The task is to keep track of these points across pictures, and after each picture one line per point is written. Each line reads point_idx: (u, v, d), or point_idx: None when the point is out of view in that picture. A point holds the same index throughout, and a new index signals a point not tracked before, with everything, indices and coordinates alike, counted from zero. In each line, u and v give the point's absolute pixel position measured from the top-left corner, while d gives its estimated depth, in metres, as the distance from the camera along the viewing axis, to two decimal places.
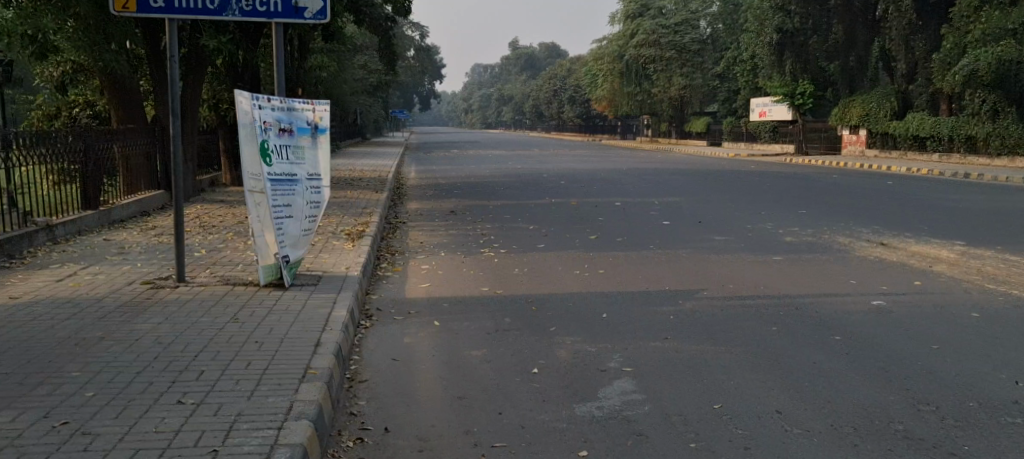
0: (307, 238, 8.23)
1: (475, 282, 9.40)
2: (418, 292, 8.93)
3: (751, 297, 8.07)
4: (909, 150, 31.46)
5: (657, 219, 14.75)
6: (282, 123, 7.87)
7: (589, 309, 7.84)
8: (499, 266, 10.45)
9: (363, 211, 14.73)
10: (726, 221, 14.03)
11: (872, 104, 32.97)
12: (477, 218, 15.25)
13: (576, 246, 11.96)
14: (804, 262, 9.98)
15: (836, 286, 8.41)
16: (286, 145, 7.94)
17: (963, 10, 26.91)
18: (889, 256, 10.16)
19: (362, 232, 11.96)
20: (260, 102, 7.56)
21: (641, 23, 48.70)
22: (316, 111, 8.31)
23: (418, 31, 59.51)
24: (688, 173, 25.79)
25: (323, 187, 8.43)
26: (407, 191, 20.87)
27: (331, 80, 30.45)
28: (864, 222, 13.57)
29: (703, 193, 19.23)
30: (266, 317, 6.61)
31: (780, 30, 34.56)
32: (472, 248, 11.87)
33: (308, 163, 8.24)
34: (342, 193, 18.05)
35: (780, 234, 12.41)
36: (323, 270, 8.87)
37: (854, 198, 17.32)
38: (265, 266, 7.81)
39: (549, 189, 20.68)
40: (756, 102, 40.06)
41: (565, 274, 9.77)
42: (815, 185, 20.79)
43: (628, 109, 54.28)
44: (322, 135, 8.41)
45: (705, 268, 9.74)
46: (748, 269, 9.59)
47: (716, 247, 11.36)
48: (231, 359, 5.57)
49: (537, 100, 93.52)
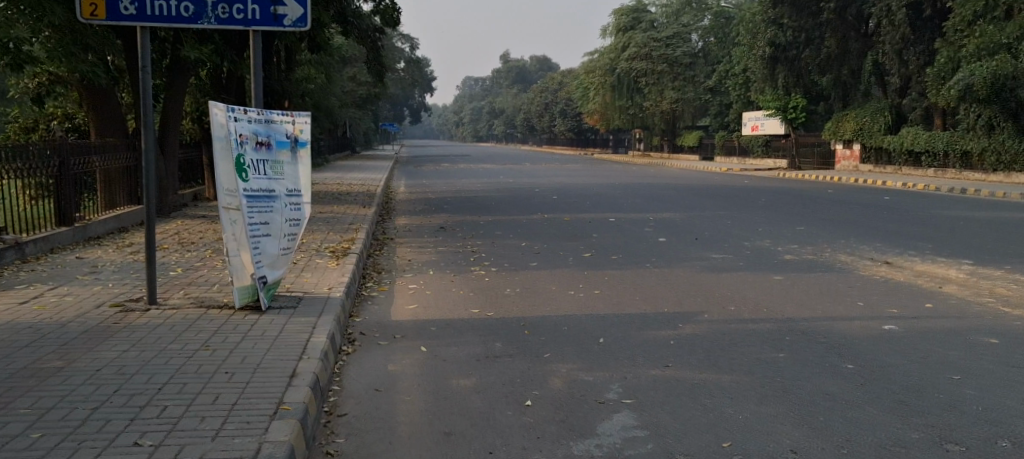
0: (286, 256, 7.83)
1: (464, 303, 9.01)
2: (405, 313, 8.53)
3: (753, 320, 7.68)
4: (903, 165, 31.19)
5: (652, 235, 14.39)
6: (259, 136, 7.49)
7: (584, 333, 7.45)
8: (489, 286, 10.05)
9: (350, 227, 14.33)
10: (723, 238, 13.68)
11: (866, 119, 32.77)
12: (468, 233, 14.86)
13: (568, 263, 11.57)
14: (806, 282, 9.61)
15: (844, 309, 8.05)
16: (263, 160, 7.55)
17: (956, 24, 26.76)
18: (895, 275, 9.83)
19: (347, 249, 11.54)
20: (235, 114, 7.19)
21: (633, 37, 48.71)
22: (296, 123, 7.92)
23: (409, 44, 59.21)
24: (681, 188, 25.45)
25: (304, 204, 8.01)
26: (397, 205, 20.46)
27: (320, 93, 30.04)
28: (865, 238, 13.27)
29: (698, 208, 18.92)
30: (240, 343, 6.20)
31: (773, 44, 34.65)
32: (461, 266, 11.46)
33: (287, 178, 7.84)
34: (330, 208, 17.63)
35: (780, 251, 12.06)
36: (304, 291, 8.46)
37: (851, 214, 17.01)
38: (240, 288, 7.41)
39: (541, 203, 20.33)
40: (747, 116, 40.02)
41: (558, 294, 9.37)
42: (811, 200, 20.51)
43: (619, 123, 54.01)
44: (302, 149, 8.00)
45: (704, 288, 9.36)
46: (749, 289, 9.21)
47: (715, 265, 10.99)
48: (197, 392, 5.16)
49: (529, 113, 93.28)
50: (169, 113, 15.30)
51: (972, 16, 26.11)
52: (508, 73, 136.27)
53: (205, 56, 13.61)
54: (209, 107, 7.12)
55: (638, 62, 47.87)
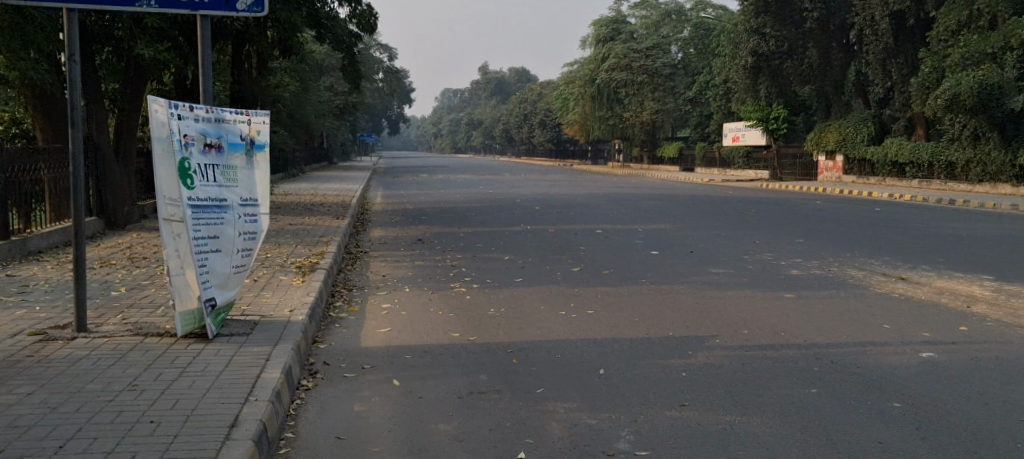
0: (239, 276, 6.83)
1: (442, 325, 8.07)
2: (375, 339, 7.55)
3: (772, 347, 6.78)
4: (887, 175, 30.54)
5: (644, 248, 13.49)
6: (207, 136, 6.53)
7: (581, 363, 6.52)
8: (470, 305, 9.09)
9: (319, 240, 13.35)
10: (719, 251, 12.79)
11: (851, 129, 32.13)
12: (446, 247, 13.93)
13: (555, 279, 10.63)
14: (819, 301, 8.72)
15: (869, 334, 7.15)
16: (213, 164, 6.59)
17: (939, 36, 26.12)
18: (915, 292, 8.95)
19: (314, 264, 10.54)
20: (179, 111, 6.30)
21: (613, 46, 47.93)
22: (254, 123, 6.92)
23: (386, 53, 58.14)
24: (666, 199, 24.66)
25: (262, 215, 6.99)
26: (372, 216, 19.48)
27: (294, 102, 29.02)
28: (871, 252, 12.42)
29: (689, 220, 18.04)
30: (174, 384, 5.21)
31: (756, 53, 33.57)
32: (440, 283, 10.50)
33: (241, 185, 6.84)
34: (299, 219, 16.62)
35: (784, 266, 11.19)
36: (261, 315, 7.47)
37: (846, 226, 16.22)
38: (183, 313, 6.41)
39: (523, 215, 19.41)
40: (729, 126, 39.26)
41: (548, 314, 8.42)
42: (803, 211, 19.69)
43: (598, 134, 53.14)
44: (259, 153, 6.99)
45: (708, 308, 8.47)
46: (757, 309, 8.31)
47: (717, 281, 10.10)
48: (108, 452, 4.18)
49: (507, 124, 92.50)
50: (124, 118, 14.33)
51: (957, 25, 25.52)
52: (486, 84, 135.63)
53: (159, 55, 12.84)
54: (147, 103, 6.21)
55: (618, 72, 47.12)
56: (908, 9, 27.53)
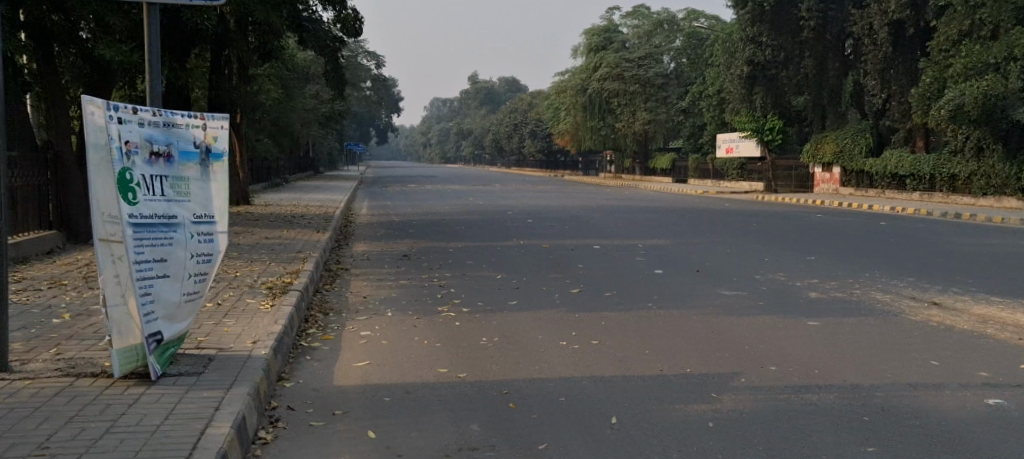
0: (190, 305, 5.89)
1: (426, 359, 7.14)
2: (350, 376, 6.63)
3: (809, 388, 5.90)
4: (886, 188, 29.64)
5: (646, 267, 12.58)
6: (154, 143, 5.62)
7: (590, 409, 5.62)
8: (459, 333, 8.15)
9: (297, 256, 12.40)
10: (728, 270, 11.88)
11: (848, 141, 31.33)
12: (433, 263, 12.99)
13: (552, 303, 9.69)
14: (849, 329, 7.81)
15: (914, 372, 6.26)
16: (159, 175, 5.66)
17: (940, 46, 25.39)
18: (956, 321, 8.07)
19: (287, 285, 9.60)
20: (118, 113, 5.39)
21: (605, 56, 47.15)
22: (210, 128, 6.00)
23: (374, 60, 57.11)
24: (662, 211, 23.82)
25: (219, 233, 6.05)
26: (357, 229, 18.52)
27: (279, 109, 28.11)
28: (892, 272, 11.52)
29: (690, 235, 17.13)
30: (96, 445, 4.33)
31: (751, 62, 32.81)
32: (427, 306, 9.54)
33: (194, 199, 5.90)
34: (278, 232, 15.64)
35: (801, 287, 10.27)
36: (218, 349, 6.55)
37: (856, 241, 15.34)
38: (121, 351, 5.49)
39: (515, 228, 18.47)
40: (722, 138, 38.23)
41: (546, 345, 7.50)
42: (807, 225, 18.80)
43: (590, 144, 52.26)
44: (216, 163, 6.05)
45: (725, 337, 7.57)
46: (781, 340, 7.40)
47: (731, 304, 9.22)
48: None
49: (497, 134, 91.65)
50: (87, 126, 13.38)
51: (959, 34, 24.71)
52: (477, 93, 134.75)
53: (124, 58, 11.96)
54: (82, 103, 5.30)
55: (610, 82, 46.17)
56: (906, 19, 26.59)
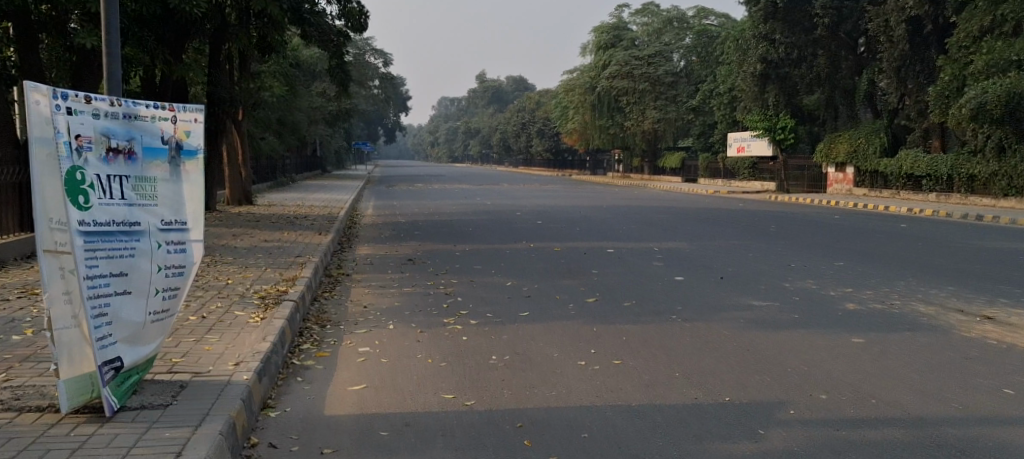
0: (155, 324, 5.19)
1: (430, 381, 6.37)
2: (344, 402, 5.89)
3: (868, 421, 5.12)
4: (901, 189, 28.53)
5: (666, 272, 11.77)
6: (113, 137, 4.93)
7: (617, 451, 4.88)
8: (467, 349, 7.35)
9: (294, 261, 11.61)
10: (755, 277, 11.02)
11: (862, 141, 30.28)
12: (439, 268, 12.19)
13: (567, 314, 8.89)
14: (899, 345, 6.96)
15: (985, 401, 5.45)
16: (117, 176, 4.95)
17: (960, 42, 24.26)
18: (1017, 338, 7.23)
19: (281, 294, 8.82)
20: (63, 101, 4.69)
21: (614, 54, 46.33)
22: (181, 120, 5.27)
23: (382, 58, 56.32)
24: (675, 212, 22.97)
25: (192, 242, 5.32)
26: (359, 231, 17.69)
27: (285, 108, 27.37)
28: (931, 279, 10.64)
29: (708, 237, 16.28)
30: None
31: (764, 60, 31.76)
32: (430, 317, 8.72)
33: (162, 203, 5.17)
34: (276, 235, 14.89)
35: (836, 295, 9.40)
36: (195, 372, 5.84)
37: (884, 244, 14.46)
38: (70, 380, 4.82)
39: (524, 230, 17.70)
40: (733, 137, 37.29)
41: (562, 364, 6.75)
42: (828, 227, 17.91)
43: (599, 143, 51.28)
44: (189, 160, 5.31)
45: (763, 356, 6.75)
46: (826, 358, 6.59)
47: (761, 316, 8.39)
48: None
49: (505, 132, 90.82)
50: None
51: (979, 31, 23.54)
52: (484, 92, 133.87)
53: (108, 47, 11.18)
54: (24, 91, 4.64)
55: (620, 80, 45.24)
56: (925, 16, 25.44)
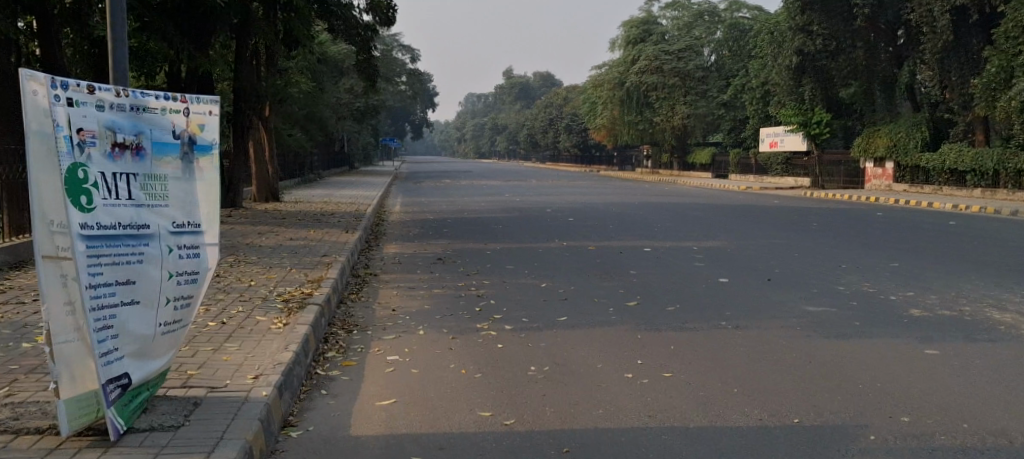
0: (166, 337, 4.72)
1: (465, 396, 5.86)
2: (373, 420, 5.40)
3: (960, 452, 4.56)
4: (944, 184, 27.66)
5: (709, 274, 11.17)
6: (119, 131, 4.45)
7: None
8: (504, 359, 6.83)
9: (320, 260, 11.15)
10: (805, 279, 10.40)
11: (902, 134, 29.44)
12: (469, 268, 11.67)
13: (608, 319, 8.35)
14: (978, 357, 6.35)
15: None
16: (122, 173, 4.47)
17: (1004, 33, 23.27)
18: None
19: (306, 296, 8.35)
20: (60, 91, 4.20)
21: (643, 48, 45.56)
22: (194, 113, 4.79)
23: (409, 54, 55.87)
24: (709, 209, 22.32)
25: (207, 245, 4.84)
26: (388, 228, 17.22)
27: (311, 104, 26.97)
28: (993, 281, 9.98)
29: (747, 236, 15.64)
30: None
31: (800, 52, 30.65)
32: (464, 322, 8.21)
33: (173, 203, 4.69)
34: (304, 232, 14.45)
35: (895, 299, 8.79)
36: (211, 386, 5.36)
37: (934, 243, 13.78)
38: (70, 400, 4.35)
39: (555, 228, 17.16)
40: (766, 132, 36.50)
41: (608, 377, 6.22)
42: (871, 225, 17.20)
43: (627, 139, 50.49)
44: (203, 156, 4.83)
45: (828, 369, 6.18)
46: (900, 372, 6.01)
47: (819, 323, 7.81)
48: None
49: (532, 129, 90.17)
50: None
51: None
52: (510, 88, 133.30)
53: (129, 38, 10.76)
54: (20, 79, 4.16)
55: (649, 75, 44.43)
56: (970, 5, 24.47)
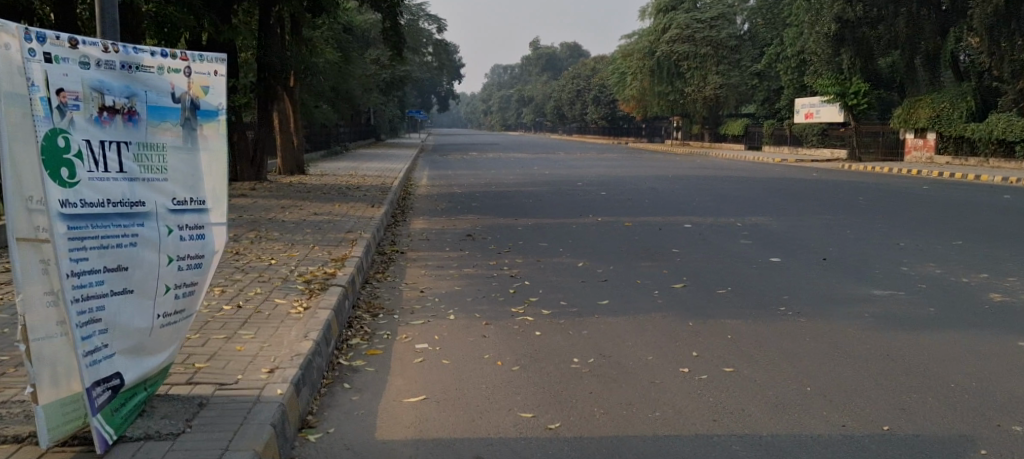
0: (165, 329, 4.12)
1: (503, 393, 5.24)
2: (402, 423, 4.77)
3: None
4: (990, 156, 26.56)
5: (757, 253, 10.47)
6: (107, 93, 3.84)
7: None
8: (545, 349, 6.19)
9: (343, 237, 10.54)
10: (863, 259, 9.68)
11: (946, 104, 28.31)
12: (501, 246, 11.02)
13: (657, 304, 7.68)
14: None
15: None
16: (111, 140, 3.85)
17: None
18: None
19: (329, 277, 7.74)
20: (34, 43, 3.57)
21: (675, 16, 44.38)
22: (196, 73, 4.15)
23: (435, 24, 54.94)
24: (746, 183, 21.51)
25: (212, 226, 4.23)
26: (414, 203, 16.59)
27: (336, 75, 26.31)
28: None
29: (791, 211, 14.89)
30: None
31: (839, 19, 29.08)
32: (498, 306, 7.57)
33: (173, 177, 4.08)
34: (328, 207, 13.87)
35: (970, 283, 8.05)
36: (221, 382, 4.76)
37: (992, 220, 12.97)
38: (52, 406, 3.77)
39: (588, 203, 16.45)
40: (801, 102, 35.45)
41: (663, 373, 5.56)
42: (921, 200, 16.34)
43: (657, 111, 49.35)
44: (208, 123, 4.21)
45: (911, 366, 5.48)
46: (997, 372, 5.30)
47: (889, 310, 7.10)
48: None
49: (559, 100, 89.07)
50: None
51: None
52: (537, 59, 131.92)
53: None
54: None
55: (680, 44, 43.32)
56: None
